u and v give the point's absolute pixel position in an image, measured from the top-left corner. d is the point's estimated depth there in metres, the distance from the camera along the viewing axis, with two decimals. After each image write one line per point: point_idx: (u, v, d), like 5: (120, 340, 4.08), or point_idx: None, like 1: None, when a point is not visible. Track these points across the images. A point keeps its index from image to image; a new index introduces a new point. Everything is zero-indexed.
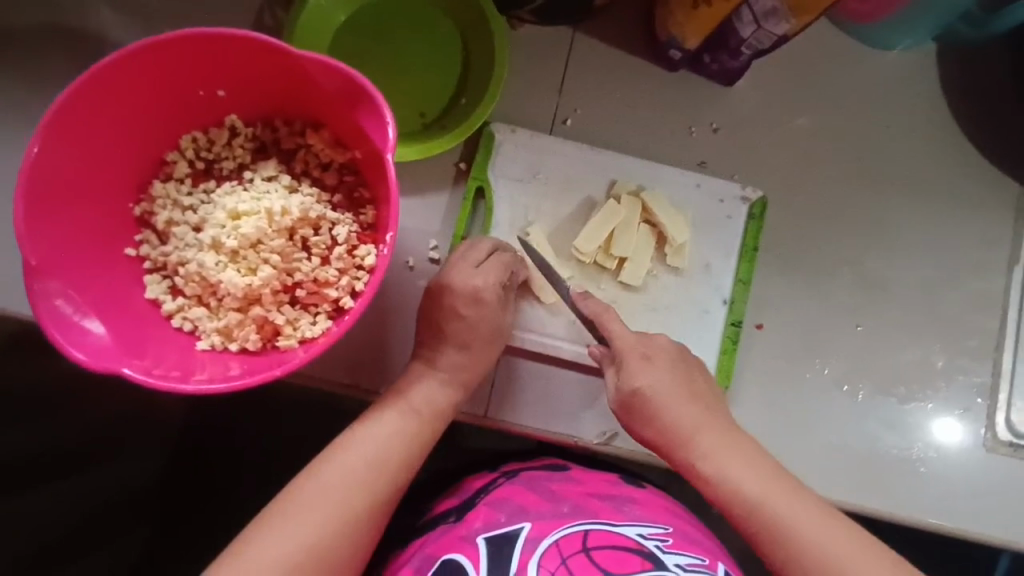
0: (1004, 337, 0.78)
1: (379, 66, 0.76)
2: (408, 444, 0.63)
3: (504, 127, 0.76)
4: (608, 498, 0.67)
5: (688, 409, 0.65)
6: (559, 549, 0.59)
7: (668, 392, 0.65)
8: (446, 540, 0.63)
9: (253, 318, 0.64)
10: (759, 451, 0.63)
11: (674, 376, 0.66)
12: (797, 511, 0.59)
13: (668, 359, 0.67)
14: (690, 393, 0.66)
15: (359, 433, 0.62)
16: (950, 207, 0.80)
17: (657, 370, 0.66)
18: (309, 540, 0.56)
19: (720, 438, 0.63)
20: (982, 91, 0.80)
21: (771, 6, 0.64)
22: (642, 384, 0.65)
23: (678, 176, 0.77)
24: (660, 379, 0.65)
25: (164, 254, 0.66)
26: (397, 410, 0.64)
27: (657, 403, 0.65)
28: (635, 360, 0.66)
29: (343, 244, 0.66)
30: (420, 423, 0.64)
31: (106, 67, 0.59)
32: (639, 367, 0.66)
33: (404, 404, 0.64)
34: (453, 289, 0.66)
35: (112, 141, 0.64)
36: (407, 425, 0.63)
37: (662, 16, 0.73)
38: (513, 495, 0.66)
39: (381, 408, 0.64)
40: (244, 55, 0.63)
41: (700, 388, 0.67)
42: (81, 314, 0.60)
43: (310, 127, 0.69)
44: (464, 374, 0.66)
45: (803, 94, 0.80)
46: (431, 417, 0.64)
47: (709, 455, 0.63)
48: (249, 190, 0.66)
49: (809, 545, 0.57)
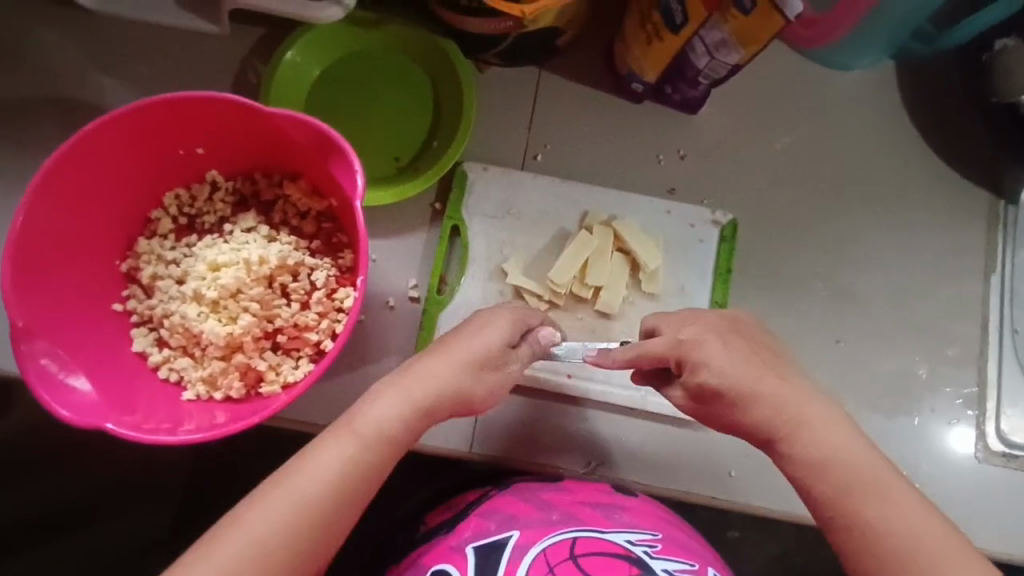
0: (986, 344, 0.78)
1: (354, 115, 0.79)
2: (354, 471, 0.55)
3: (476, 166, 0.78)
4: (599, 506, 0.66)
5: (765, 384, 0.59)
6: (547, 558, 0.59)
7: (735, 377, 0.60)
8: (437, 551, 0.64)
9: (235, 366, 0.66)
10: (849, 427, 0.58)
11: (735, 360, 0.60)
12: (891, 500, 0.55)
13: (725, 337, 0.62)
14: (761, 367, 0.61)
15: (297, 467, 0.54)
16: (922, 219, 0.80)
17: (719, 356, 0.61)
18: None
19: (809, 410, 0.58)
20: (942, 104, 0.81)
21: (720, 37, 0.65)
22: (706, 376, 0.60)
23: (648, 203, 0.79)
24: (721, 362, 0.60)
25: (150, 307, 0.68)
26: (354, 447, 0.55)
27: (726, 395, 0.60)
28: (688, 351, 0.61)
29: (322, 288, 0.68)
30: (367, 446, 0.56)
31: (87, 135, 0.62)
32: (695, 362, 0.61)
33: (359, 442, 0.56)
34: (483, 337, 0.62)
35: (98, 203, 0.67)
36: (360, 460, 0.55)
37: (621, 52, 0.77)
38: (502, 505, 0.66)
39: (333, 439, 0.56)
40: (218, 114, 0.66)
41: (763, 355, 0.62)
42: (66, 371, 0.61)
43: (287, 178, 0.72)
44: (414, 412, 0.58)
45: (767, 117, 0.82)
46: (379, 444, 0.56)
47: (802, 430, 0.58)
48: (228, 242, 0.69)
49: (903, 534, 0.53)
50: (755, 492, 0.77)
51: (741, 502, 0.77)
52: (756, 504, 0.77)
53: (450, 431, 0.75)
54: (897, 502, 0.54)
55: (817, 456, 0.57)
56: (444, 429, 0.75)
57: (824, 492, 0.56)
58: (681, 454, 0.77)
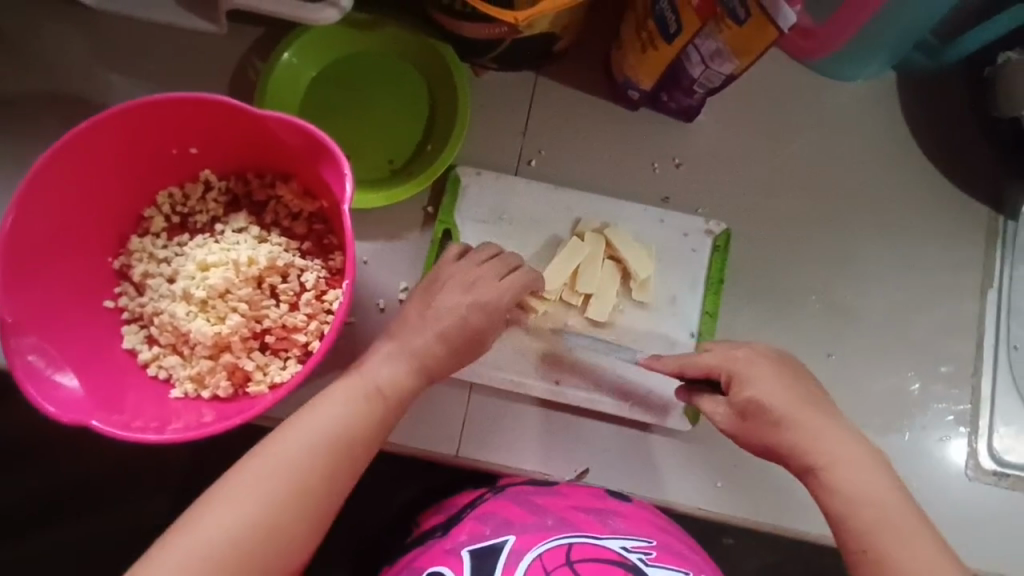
0: (981, 362, 0.77)
1: (349, 117, 0.80)
2: (350, 428, 0.56)
3: (469, 170, 0.78)
4: (594, 512, 0.66)
5: (810, 419, 0.59)
6: (543, 563, 0.59)
7: (782, 406, 0.60)
8: (432, 553, 0.63)
9: (223, 365, 0.66)
10: (886, 477, 0.57)
11: (790, 391, 0.61)
12: (909, 540, 0.54)
13: (783, 370, 0.62)
14: (808, 400, 0.61)
15: (307, 414, 0.56)
16: (919, 233, 0.79)
17: (770, 379, 0.61)
18: (242, 532, 0.51)
19: (847, 445, 0.58)
20: (942, 117, 0.80)
21: (716, 47, 0.65)
22: (756, 394, 0.60)
23: (641, 212, 0.78)
24: (770, 388, 0.61)
25: (140, 304, 0.69)
26: (357, 397, 0.58)
27: (770, 416, 0.60)
28: (744, 369, 0.62)
29: (311, 289, 0.69)
30: (370, 405, 0.58)
31: (79, 133, 0.62)
32: (748, 377, 0.62)
33: (366, 390, 0.58)
34: (462, 292, 0.62)
35: (91, 200, 0.67)
36: (367, 410, 0.58)
37: (617, 59, 0.76)
38: (499, 509, 0.66)
39: (339, 390, 0.58)
40: (210, 116, 0.66)
41: (811, 390, 0.62)
42: (54, 368, 0.62)
43: (279, 179, 0.72)
44: (427, 364, 0.60)
45: (764, 127, 0.81)
46: (379, 398, 0.58)
47: (837, 463, 0.58)
48: (219, 242, 0.69)
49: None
50: (744, 504, 0.77)
51: (730, 513, 0.76)
52: (745, 516, 0.77)
53: (438, 434, 0.76)
54: (914, 543, 0.54)
55: (847, 489, 0.57)
56: (432, 432, 0.76)
57: (846, 526, 0.56)
58: (672, 465, 0.77)
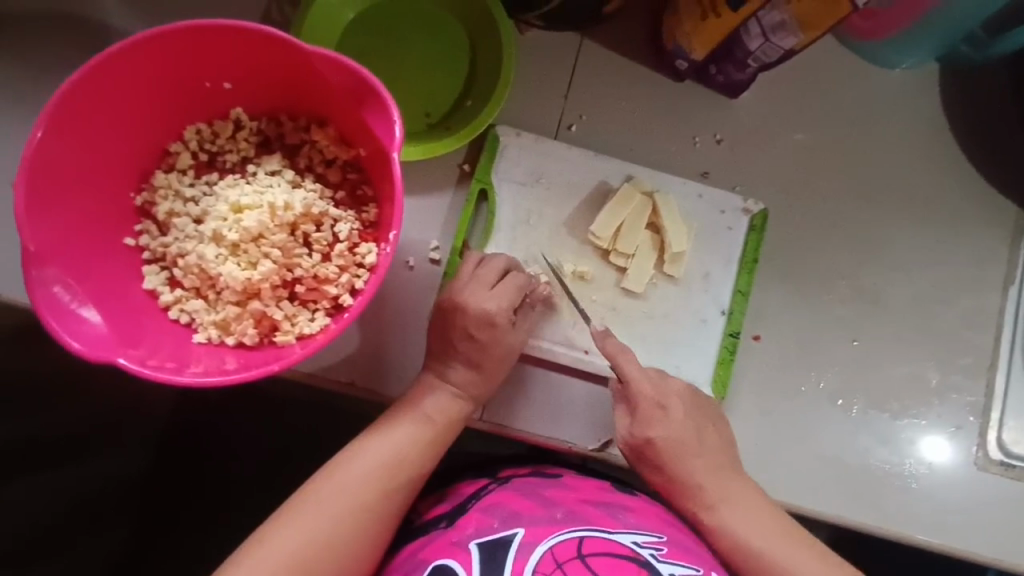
0: (997, 357, 0.79)
1: (385, 64, 0.76)
2: (408, 449, 0.64)
3: (509, 131, 0.76)
4: (602, 505, 0.66)
5: (700, 464, 0.68)
6: (554, 556, 0.59)
7: (680, 440, 0.68)
8: (438, 545, 0.62)
9: (251, 312, 0.64)
10: (768, 505, 0.67)
11: (688, 425, 0.69)
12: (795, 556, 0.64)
13: (683, 403, 0.70)
14: (702, 443, 0.69)
15: (374, 440, 0.63)
16: (948, 227, 0.80)
17: (673, 422, 0.68)
18: (320, 540, 0.58)
19: (733, 488, 0.67)
20: (981, 114, 0.81)
21: (780, 19, 0.65)
22: (654, 435, 0.68)
23: (680, 185, 0.77)
24: (673, 430, 0.68)
25: (164, 244, 0.65)
26: (412, 417, 0.65)
27: (664, 453, 0.68)
28: (650, 412, 0.69)
29: (345, 241, 0.66)
30: (430, 432, 0.65)
31: (111, 54, 0.58)
32: (652, 417, 0.69)
33: (416, 412, 0.65)
34: (467, 311, 0.66)
35: (113, 130, 0.63)
36: (421, 433, 0.65)
37: (671, 25, 0.74)
38: (504, 501, 0.65)
39: (398, 414, 0.65)
40: (251, 48, 0.63)
41: (708, 431, 0.70)
42: (78, 302, 0.59)
43: (315, 123, 0.69)
44: (475, 390, 0.67)
45: (806, 110, 0.80)
46: (440, 425, 0.65)
47: (720, 506, 0.67)
48: (251, 183, 0.66)
49: None
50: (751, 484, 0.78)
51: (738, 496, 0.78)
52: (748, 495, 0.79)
53: None
54: (801, 556, 0.64)
55: (732, 529, 0.66)
56: None
57: (745, 562, 0.65)
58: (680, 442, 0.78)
